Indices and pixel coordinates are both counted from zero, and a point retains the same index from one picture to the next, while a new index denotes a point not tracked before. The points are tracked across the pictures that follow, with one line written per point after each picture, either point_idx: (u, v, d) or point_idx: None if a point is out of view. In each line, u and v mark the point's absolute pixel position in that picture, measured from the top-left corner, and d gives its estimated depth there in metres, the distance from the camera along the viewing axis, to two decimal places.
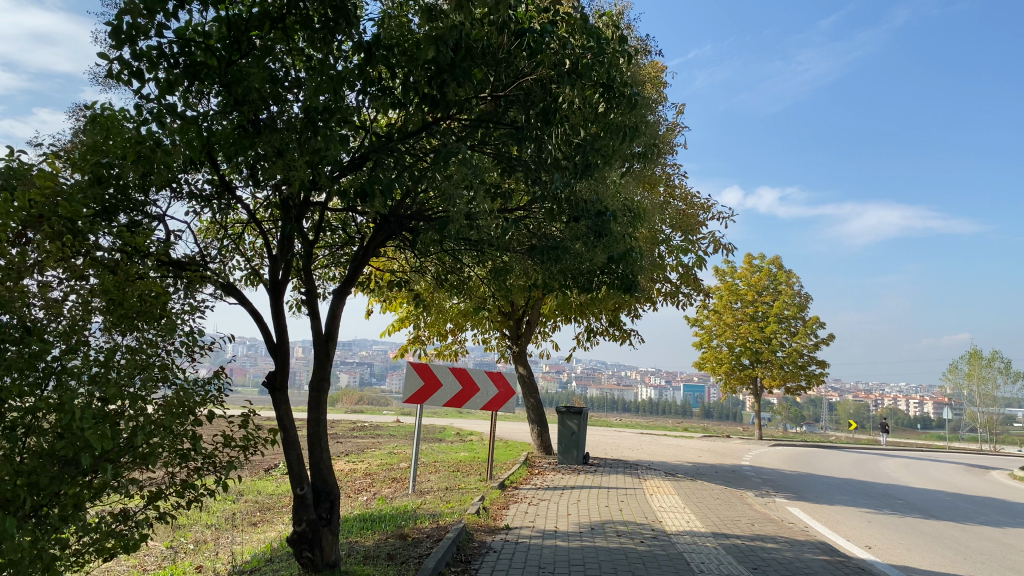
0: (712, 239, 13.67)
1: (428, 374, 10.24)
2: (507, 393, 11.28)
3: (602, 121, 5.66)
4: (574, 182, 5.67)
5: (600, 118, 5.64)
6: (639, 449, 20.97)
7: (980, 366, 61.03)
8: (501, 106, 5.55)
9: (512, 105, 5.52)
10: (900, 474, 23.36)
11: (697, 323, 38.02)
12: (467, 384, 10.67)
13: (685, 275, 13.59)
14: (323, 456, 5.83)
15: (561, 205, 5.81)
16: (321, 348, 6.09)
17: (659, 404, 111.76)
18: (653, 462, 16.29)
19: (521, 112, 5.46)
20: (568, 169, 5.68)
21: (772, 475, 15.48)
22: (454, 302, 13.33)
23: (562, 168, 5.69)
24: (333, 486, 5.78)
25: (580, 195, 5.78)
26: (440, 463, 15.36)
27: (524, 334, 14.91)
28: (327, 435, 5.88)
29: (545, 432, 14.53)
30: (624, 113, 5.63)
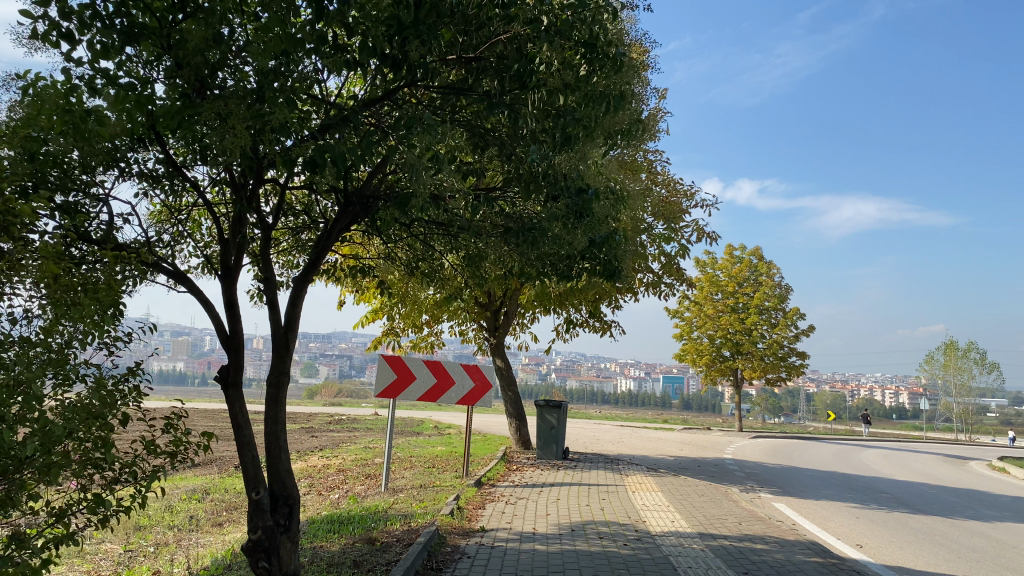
0: (696, 227, 13.30)
1: (401, 367, 9.81)
2: (485, 387, 10.86)
3: (584, 87, 5.17)
4: (553, 156, 5.31)
5: (582, 83, 5.14)
6: (620, 442, 20.66)
7: (957, 357, 61.41)
8: (473, 75, 5.22)
9: (484, 73, 5.19)
10: (882, 466, 23.19)
11: (678, 315, 37.78)
12: (442, 377, 10.25)
13: (667, 264, 13.21)
14: (281, 458, 5.39)
15: (538, 182, 5.38)
16: (279, 342, 5.62)
17: (639, 395, 111.90)
18: (635, 456, 15.95)
19: (495, 80, 5.14)
20: (546, 143, 5.39)
21: (756, 469, 15.18)
22: (429, 293, 12.89)
23: (540, 141, 5.40)
24: (292, 489, 5.35)
25: (559, 169, 5.33)
26: (417, 459, 14.93)
27: (502, 325, 14.50)
28: (287, 434, 5.44)
29: (524, 427, 14.13)
30: (607, 75, 5.17)
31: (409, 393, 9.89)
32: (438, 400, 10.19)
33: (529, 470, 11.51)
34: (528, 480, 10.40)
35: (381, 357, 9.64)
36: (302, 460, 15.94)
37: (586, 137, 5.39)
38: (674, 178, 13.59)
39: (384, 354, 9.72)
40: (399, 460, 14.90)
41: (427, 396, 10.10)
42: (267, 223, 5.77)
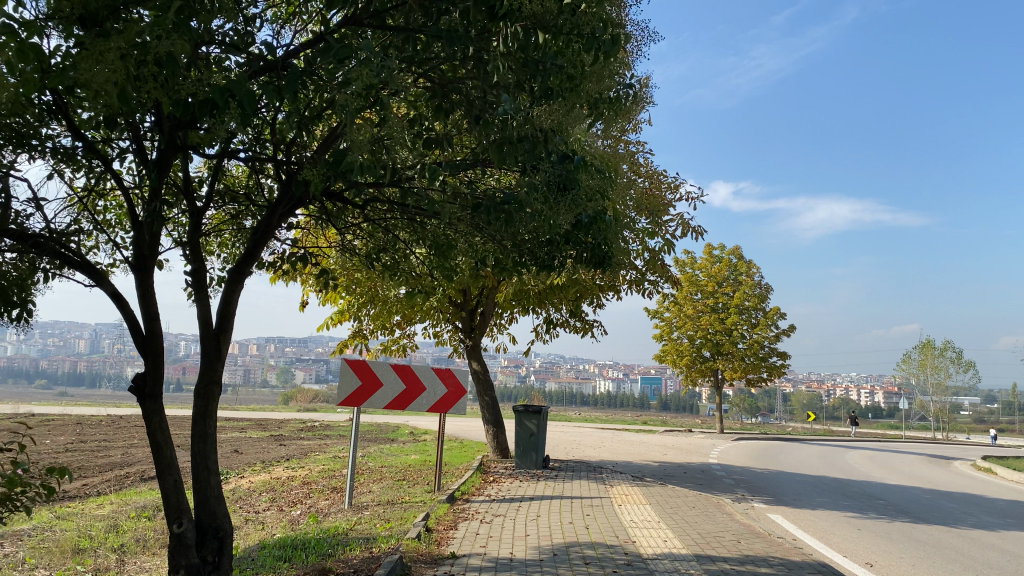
0: (680, 221, 12.55)
1: (365, 372, 9.03)
2: (459, 393, 9.98)
3: (572, 27, 4.45)
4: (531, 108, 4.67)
5: (570, 20, 4.44)
6: (601, 447, 19.91)
7: (934, 356, 61.46)
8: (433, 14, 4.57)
9: (447, 11, 4.56)
10: (867, 467, 22.64)
11: (657, 315, 37.16)
12: (411, 383, 9.41)
13: (651, 260, 12.45)
14: (211, 482, 4.60)
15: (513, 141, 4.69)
16: (210, 343, 4.80)
17: (618, 397, 111.48)
18: (618, 462, 15.22)
19: (460, 17, 4.54)
20: (525, 93, 4.79)
21: (745, 475, 14.47)
22: (398, 293, 12.07)
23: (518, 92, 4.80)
24: (223, 519, 4.57)
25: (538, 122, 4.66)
26: (388, 469, 14.07)
27: (479, 327, 13.70)
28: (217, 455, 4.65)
29: (501, 434, 13.34)
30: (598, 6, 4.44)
31: (375, 400, 9.08)
32: (408, 408, 9.36)
33: (507, 481, 10.72)
34: (506, 494, 9.60)
35: (344, 362, 8.84)
36: (266, 471, 15.02)
37: (569, 91, 4.84)
38: (658, 170, 12.85)
39: (347, 358, 8.92)
40: (370, 471, 14.05)
41: (395, 404, 9.27)
42: (197, 208, 5.10)
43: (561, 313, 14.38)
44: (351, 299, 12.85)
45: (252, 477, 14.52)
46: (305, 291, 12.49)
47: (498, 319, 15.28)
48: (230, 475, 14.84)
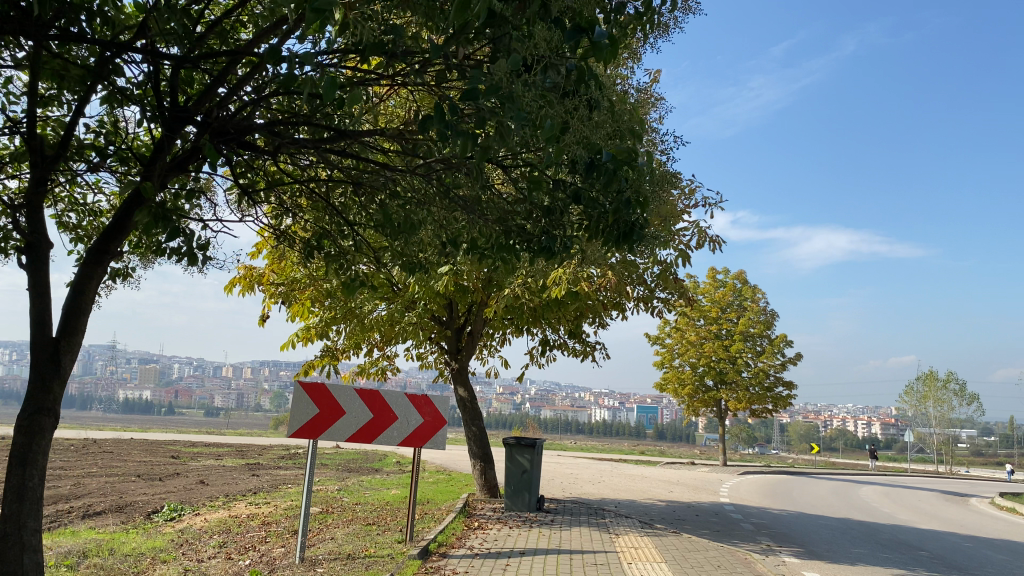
0: (696, 229, 11.11)
1: (325, 399, 7.51)
2: (439, 425, 8.32)
3: None
4: None
5: None
6: (601, 483, 18.29)
7: (938, 388, 59.91)
8: None
9: None
10: (885, 506, 21.05)
11: (659, 342, 35.66)
12: (380, 412, 7.86)
13: (662, 274, 11.01)
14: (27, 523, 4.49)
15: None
16: (44, 353, 4.70)
17: (614, 426, 109.47)
18: (620, 503, 13.64)
19: None
20: None
21: (764, 519, 12.90)
22: (373, 305, 10.58)
23: None
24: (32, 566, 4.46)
25: None
26: (363, 509, 12.47)
27: (466, 347, 12.18)
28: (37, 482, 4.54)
29: (490, 470, 11.73)
30: None
31: (336, 432, 7.55)
32: (377, 441, 7.82)
33: (494, 528, 9.17)
34: (494, 545, 8.06)
35: (299, 385, 7.34)
36: (227, 508, 13.39)
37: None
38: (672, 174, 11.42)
39: (301, 381, 7.42)
40: (343, 510, 12.43)
41: (361, 435, 7.73)
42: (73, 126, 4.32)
43: (559, 333, 12.87)
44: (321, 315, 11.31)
45: (209, 514, 12.89)
46: (270, 304, 10.98)
47: (490, 339, 13.76)
48: (187, 511, 13.20)
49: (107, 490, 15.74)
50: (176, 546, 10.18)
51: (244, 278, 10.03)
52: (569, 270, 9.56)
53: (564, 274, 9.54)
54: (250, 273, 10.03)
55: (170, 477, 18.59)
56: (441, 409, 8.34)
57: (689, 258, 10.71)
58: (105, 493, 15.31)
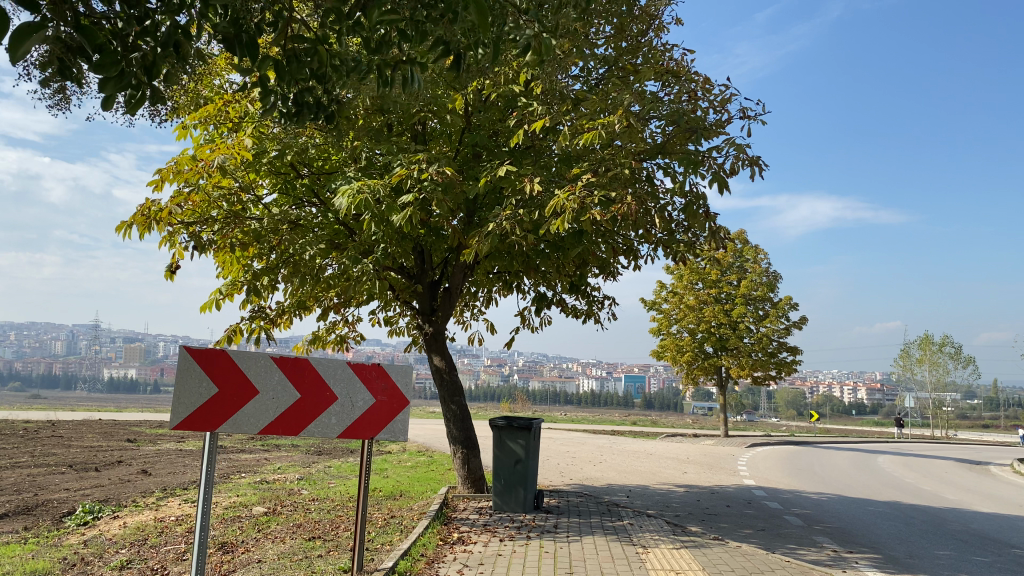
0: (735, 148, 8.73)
1: (227, 373, 5.13)
2: (397, 406, 5.88)
3: None
4: None
5: None
6: (604, 464, 16.02)
7: (934, 351, 58.06)
8: None
9: None
10: (916, 481, 18.95)
11: (655, 307, 33.39)
12: (311, 389, 5.46)
13: (690, 206, 8.66)
14: None
15: None
16: None
17: (603, 395, 107.63)
18: (633, 492, 11.40)
19: None
20: None
21: (808, 509, 10.69)
22: (315, 249, 8.12)
23: None
24: None
25: None
26: (318, 509, 10.06)
27: (442, 307, 9.76)
28: None
29: (475, 459, 9.33)
30: None
31: (246, 420, 5.16)
32: (306, 433, 5.42)
33: (479, 543, 6.84)
34: None
35: (185, 353, 4.96)
36: (156, 507, 10.97)
37: None
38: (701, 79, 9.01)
39: (190, 349, 5.04)
40: (292, 512, 10.02)
41: (284, 424, 5.33)
42: None
43: (556, 289, 10.51)
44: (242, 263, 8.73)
45: (131, 517, 10.48)
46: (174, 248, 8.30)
47: (472, 296, 11.38)
48: (103, 514, 10.75)
49: (22, 486, 13.22)
50: (64, 569, 7.71)
51: (140, 216, 7.54)
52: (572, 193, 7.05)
53: (568, 204, 7.02)
54: (149, 209, 7.56)
55: (109, 467, 16.06)
56: (398, 385, 5.89)
57: (729, 191, 8.30)
58: (17, 491, 12.81)
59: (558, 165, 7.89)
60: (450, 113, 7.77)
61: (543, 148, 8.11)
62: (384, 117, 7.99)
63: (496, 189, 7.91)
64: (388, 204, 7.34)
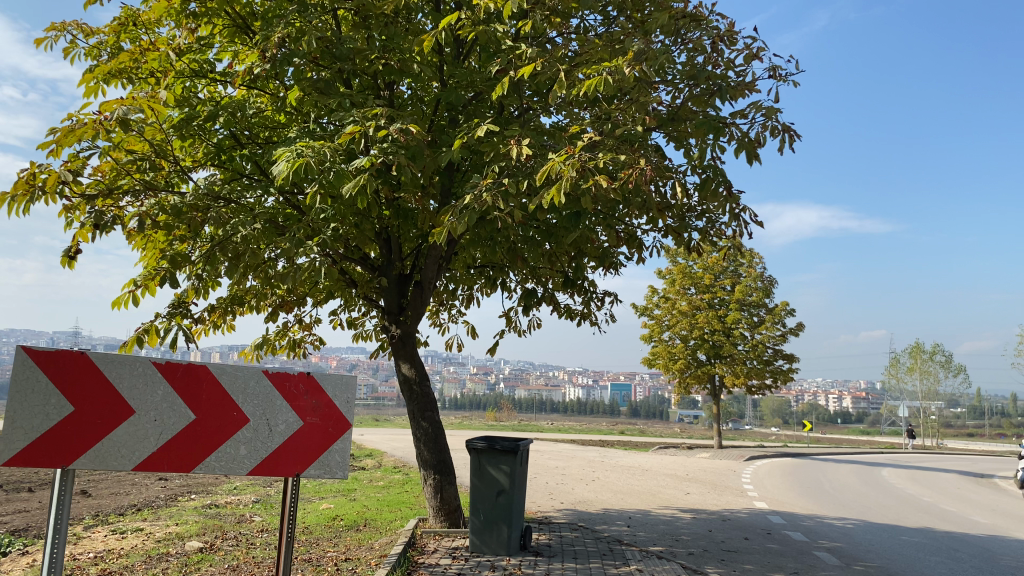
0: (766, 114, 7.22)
1: (91, 387, 3.67)
2: (334, 429, 4.18)
3: None
4: None
5: None
6: (596, 482, 14.51)
7: (924, 360, 56.92)
8: None
9: None
10: (930, 497, 17.57)
11: (647, 313, 31.96)
12: (213, 407, 3.95)
13: (707, 182, 7.18)
14: None
15: None
16: None
17: (590, 403, 106.17)
18: (634, 520, 9.89)
19: None
20: None
21: (836, 541, 9.22)
22: (250, 228, 6.62)
23: None
24: None
25: None
26: (264, 545, 8.47)
27: (412, 305, 8.20)
28: None
29: (450, 487, 7.77)
30: None
31: (115, 452, 3.71)
32: (205, 469, 3.91)
33: None
34: None
35: (28, 360, 3.52)
36: (77, 539, 9.33)
37: None
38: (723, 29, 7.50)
39: (39, 352, 3.58)
40: (232, 549, 8.41)
41: (170, 457, 3.85)
42: None
43: (545, 286, 9.03)
44: (160, 245, 7.17)
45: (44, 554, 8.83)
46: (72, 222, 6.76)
47: (449, 295, 9.87)
48: (12, 549, 9.08)
49: None
50: None
51: (23, 184, 5.96)
52: (569, 155, 5.56)
53: (564, 169, 5.49)
54: (35, 174, 5.98)
55: (45, 487, 14.33)
56: (336, 401, 4.22)
57: (759, 161, 6.81)
58: None
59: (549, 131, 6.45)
60: (417, 63, 6.29)
61: (533, 109, 6.66)
62: (333, 67, 6.51)
63: (475, 157, 6.40)
64: (338, 172, 5.85)
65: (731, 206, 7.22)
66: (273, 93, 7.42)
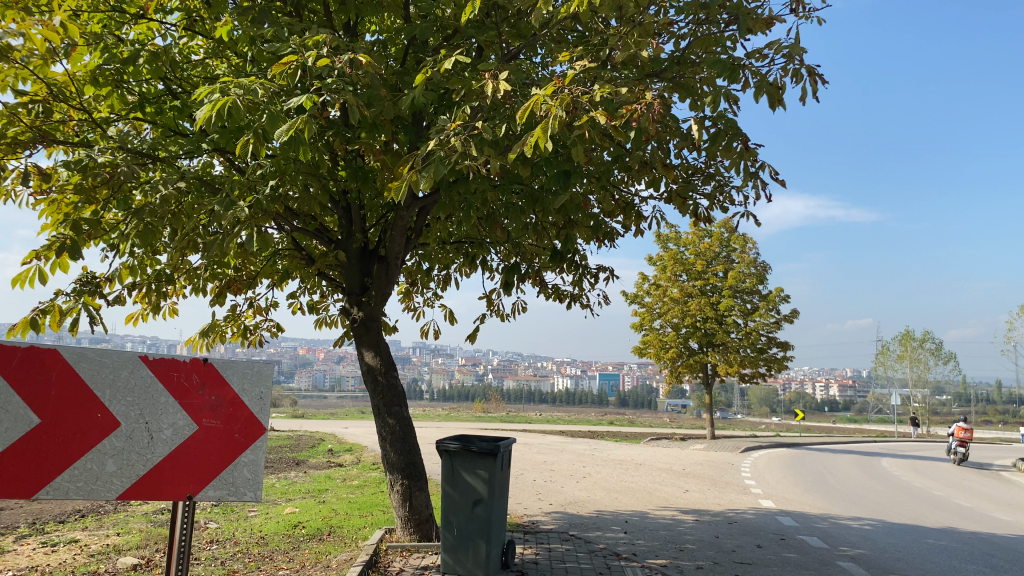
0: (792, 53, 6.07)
1: None
2: (238, 435, 3.41)
3: None
4: None
5: None
6: (587, 479, 13.47)
7: (914, 348, 56.22)
8: None
9: None
10: (938, 489, 16.63)
11: (637, 301, 30.96)
12: (75, 410, 3.23)
13: (721, 136, 6.09)
14: None
15: None
16: None
17: (578, 393, 105.38)
18: (631, 525, 8.83)
19: None
20: None
21: (858, 547, 8.20)
22: (169, 189, 5.54)
23: None
24: None
25: None
26: (208, 560, 7.35)
27: (376, 284, 7.08)
28: None
29: (420, 494, 6.72)
30: None
31: None
32: (63, 482, 3.21)
33: None
34: None
35: None
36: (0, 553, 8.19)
37: None
38: None
39: None
40: (171, 565, 7.29)
41: (17, 471, 3.17)
42: None
43: (531, 261, 7.95)
44: (66, 208, 5.99)
45: None
46: None
47: (423, 274, 8.78)
48: None
49: None
50: None
51: None
52: (558, 89, 4.48)
53: (551, 105, 4.39)
54: None
55: None
56: (243, 399, 3.42)
57: (783, 107, 5.74)
58: None
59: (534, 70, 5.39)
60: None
61: (515, 46, 5.61)
62: None
63: (443, 98, 5.30)
64: (271, 113, 4.81)
65: (747, 162, 6.15)
66: (208, 33, 6.32)
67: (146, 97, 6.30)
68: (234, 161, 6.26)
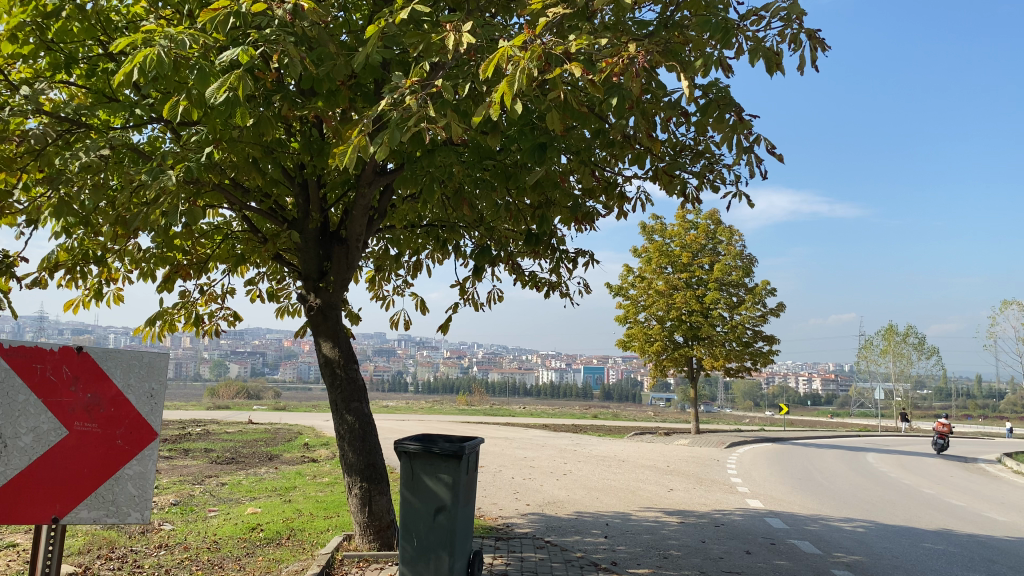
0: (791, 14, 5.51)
1: None
2: (125, 440, 3.60)
3: None
4: None
5: None
6: (568, 477, 12.91)
7: (897, 342, 56.09)
8: None
9: None
10: (928, 486, 16.19)
11: (621, 293, 30.46)
12: None
13: (713, 105, 5.52)
14: None
15: None
16: None
17: (562, 387, 105.04)
18: (611, 528, 8.27)
19: None
20: None
21: (852, 553, 7.67)
22: (89, 156, 4.91)
23: None
24: None
25: None
26: (150, 568, 6.74)
27: (335, 268, 6.48)
28: None
29: (380, 498, 6.15)
30: None
31: None
32: None
33: None
34: None
35: None
36: None
37: None
38: None
39: None
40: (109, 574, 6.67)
41: None
42: None
43: (506, 245, 7.36)
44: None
45: None
46: None
47: (391, 260, 8.17)
48: None
49: None
50: None
51: None
52: (528, 40, 3.90)
53: (522, 56, 3.79)
54: None
55: None
56: (132, 402, 3.61)
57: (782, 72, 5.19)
58: None
59: (503, 25, 4.81)
60: None
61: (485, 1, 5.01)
62: None
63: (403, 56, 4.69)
64: (200, 70, 4.21)
65: (740, 136, 5.60)
66: None
67: (76, 59, 5.69)
68: (175, 128, 5.65)
